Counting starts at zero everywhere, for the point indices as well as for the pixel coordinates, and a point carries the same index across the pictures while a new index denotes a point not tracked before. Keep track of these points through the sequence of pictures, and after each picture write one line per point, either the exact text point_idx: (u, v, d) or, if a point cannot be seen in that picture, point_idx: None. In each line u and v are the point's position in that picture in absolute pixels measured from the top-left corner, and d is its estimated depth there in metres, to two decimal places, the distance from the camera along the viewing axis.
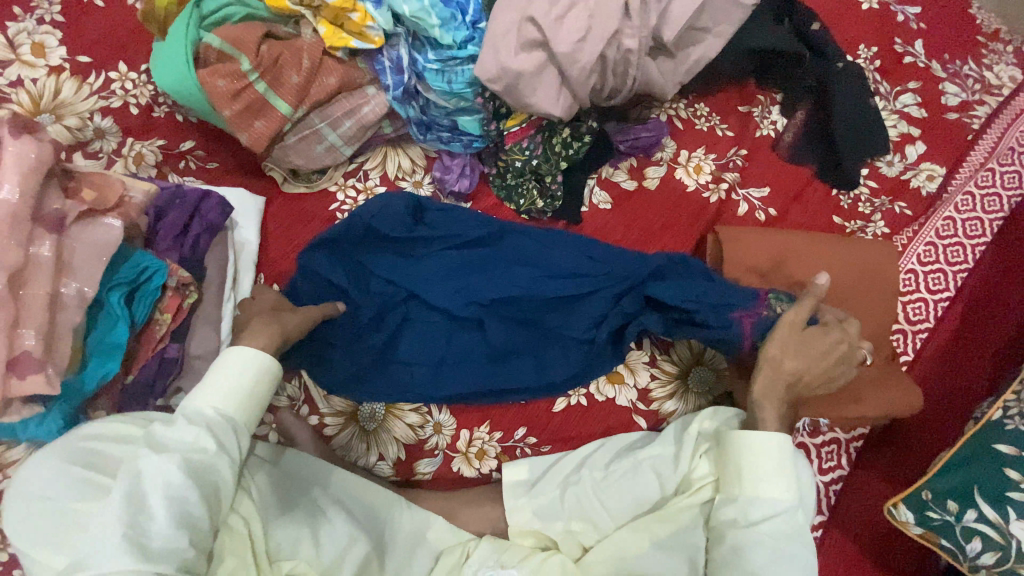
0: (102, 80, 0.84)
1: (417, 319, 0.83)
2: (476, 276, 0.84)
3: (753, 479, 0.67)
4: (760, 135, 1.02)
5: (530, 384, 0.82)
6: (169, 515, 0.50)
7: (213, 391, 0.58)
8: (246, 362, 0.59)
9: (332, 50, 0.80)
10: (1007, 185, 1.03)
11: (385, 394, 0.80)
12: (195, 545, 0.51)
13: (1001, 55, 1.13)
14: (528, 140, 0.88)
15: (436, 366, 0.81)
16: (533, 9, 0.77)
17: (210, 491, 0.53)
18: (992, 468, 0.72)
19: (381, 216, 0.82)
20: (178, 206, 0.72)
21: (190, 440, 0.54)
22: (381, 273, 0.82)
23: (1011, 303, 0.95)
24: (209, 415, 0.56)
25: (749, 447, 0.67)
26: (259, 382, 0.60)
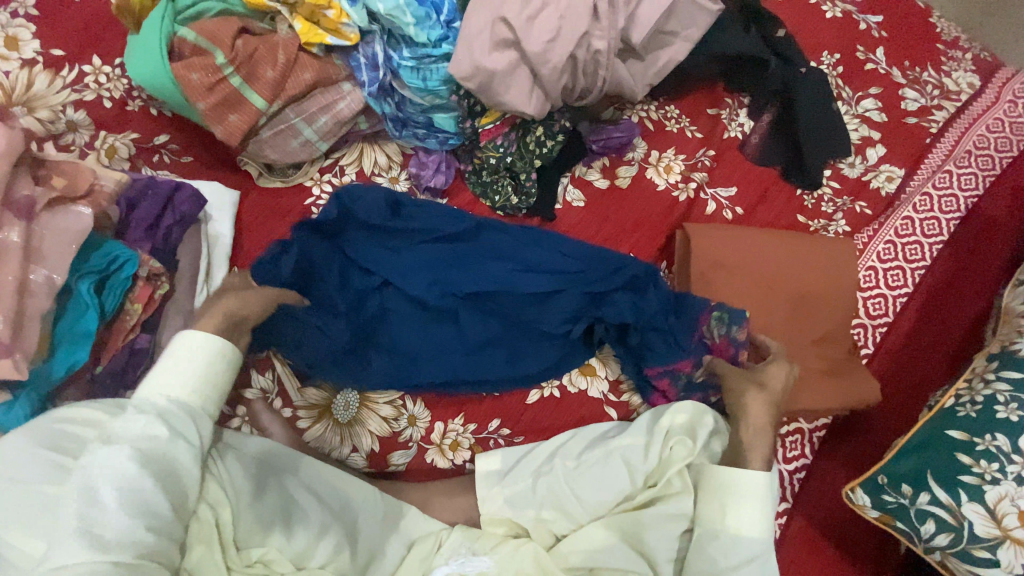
0: (75, 73, 0.84)
1: (395, 310, 0.84)
2: (454, 268, 0.85)
3: (734, 516, 0.68)
4: (728, 137, 1.06)
5: (504, 376, 0.83)
6: (124, 504, 0.51)
7: (167, 379, 0.59)
8: (197, 347, 0.61)
9: (308, 45, 0.82)
10: (963, 186, 1.08)
11: (360, 381, 0.80)
12: (156, 532, 0.53)
13: (959, 62, 1.19)
14: (503, 138, 0.90)
15: (414, 356, 0.82)
16: (505, 9, 0.79)
17: (165, 479, 0.55)
18: (945, 453, 0.75)
19: (364, 206, 0.83)
20: (150, 196, 0.72)
21: (141, 428, 0.55)
22: (364, 262, 0.83)
23: (964, 297, 1.01)
24: (162, 404, 0.58)
25: (730, 489, 0.69)
26: (215, 368, 0.61)
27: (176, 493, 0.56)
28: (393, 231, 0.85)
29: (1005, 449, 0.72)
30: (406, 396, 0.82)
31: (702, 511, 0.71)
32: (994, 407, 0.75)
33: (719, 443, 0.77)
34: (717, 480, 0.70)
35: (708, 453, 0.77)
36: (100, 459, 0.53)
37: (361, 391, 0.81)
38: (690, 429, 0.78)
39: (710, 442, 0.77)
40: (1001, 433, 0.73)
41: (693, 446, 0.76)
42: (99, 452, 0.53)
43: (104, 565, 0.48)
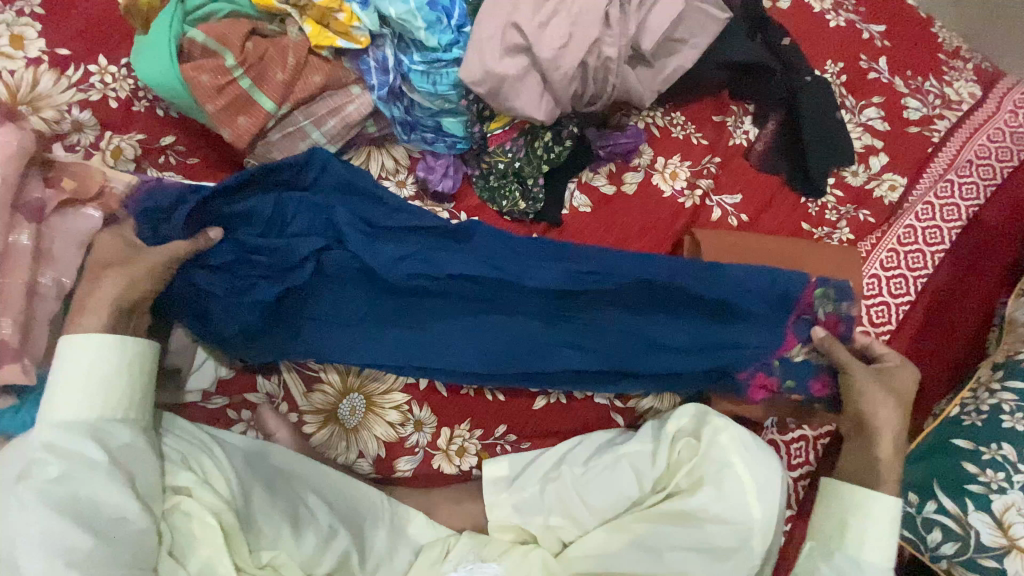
0: (81, 73, 0.83)
1: (338, 276, 0.76)
2: (433, 253, 0.76)
3: (856, 533, 0.73)
4: (732, 144, 1.06)
5: (459, 366, 0.77)
6: (37, 544, 0.51)
7: (56, 405, 0.57)
8: (77, 361, 0.58)
9: (318, 48, 0.81)
10: (964, 195, 1.08)
11: (298, 349, 0.75)
12: (84, 561, 0.52)
13: (960, 72, 1.20)
14: (511, 143, 0.91)
15: (355, 326, 0.76)
16: (516, 15, 0.79)
17: (71, 509, 0.53)
18: (952, 462, 0.75)
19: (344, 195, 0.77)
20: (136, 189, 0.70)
21: (34, 467, 0.54)
22: (313, 233, 0.75)
23: (966, 305, 1.02)
24: (56, 432, 0.56)
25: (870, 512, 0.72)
26: (95, 376, 0.58)
27: (94, 517, 0.54)
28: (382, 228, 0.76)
29: (1011, 459, 0.73)
30: (411, 401, 0.80)
31: (824, 527, 0.75)
32: (999, 417, 0.76)
33: (729, 437, 0.75)
34: (846, 498, 0.74)
35: (716, 451, 0.74)
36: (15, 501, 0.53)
37: (366, 395, 0.80)
38: (695, 429, 0.77)
39: (715, 438, 0.75)
40: (1006, 442, 0.74)
41: (698, 446, 0.75)
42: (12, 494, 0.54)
43: None
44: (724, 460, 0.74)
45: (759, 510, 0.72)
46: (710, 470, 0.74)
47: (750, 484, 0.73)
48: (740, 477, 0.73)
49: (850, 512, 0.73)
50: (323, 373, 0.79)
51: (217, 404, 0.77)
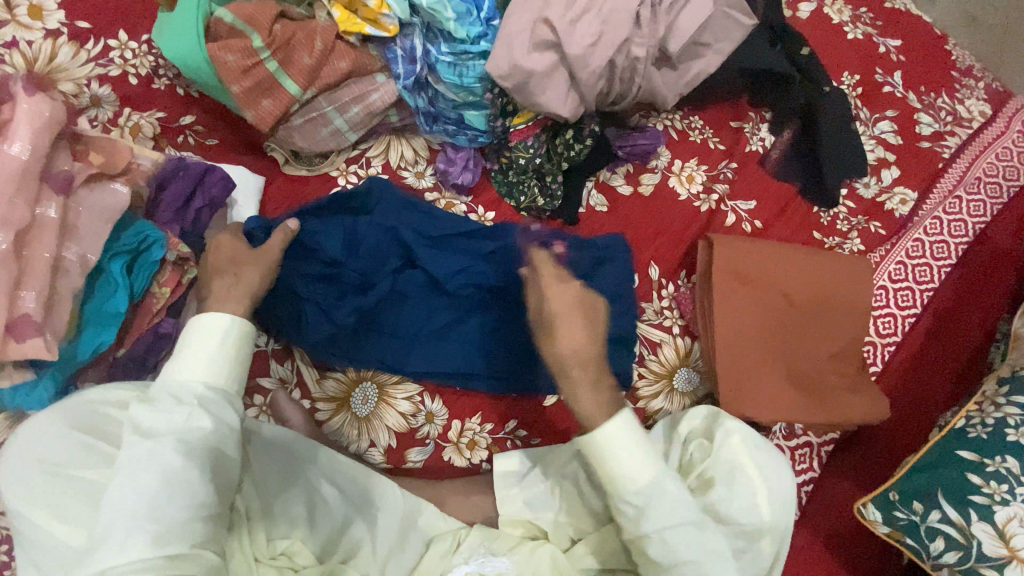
0: (101, 47, 0.82)
1: (405, 292, 0.81)
2: (485, 261, 0.83)
3: (621, 477, 0.66)
4: (749, 150, 1.07)
5: (502, 375, 0.82)
6: (172, 500, 0.50)
7: (186, 364, 0.55)
8: (215, 329, 0.57)
9: (345, 34, 0.80)
10: (971, 212, 1.10)
11: (361, 357, 0.79)
12: (206, 521, 0.53)
13: (971, 90, 1.21)
14: (533, 139, 0.91)
15: (410, 341, 0.81)
16: (547, 11, 0.79)
17: (206, 466, 0.53)
18: (956, 472, 0.76)
19: (389, 211, 0.82)
20: (162, 167, 0.69)
21: (182, 420, 0.53)
22: (382, 253, 0.81)
23: (971, 319, 1.04)
24: (201, 390, 0.55)
25: (613, 446, 0.66)
26: (242, 348, 0.58)
27: (220, 478, 0.55)
28: (440, 238, 0.83)
29: (1014, 472, 0.74)
30: (424, 392, 0.81)
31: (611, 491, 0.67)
32: (1004, 430, 0.77)
33: (741, 439, 0.75)
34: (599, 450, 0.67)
35: (728, 452, 0.75)
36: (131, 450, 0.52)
37: (380, 385, 0.81)
38: (708, 430, 0.78)
39: (728, 440, 0.75)
40: (1010, 455, 0.75)
41: (710, 447, 0.76)
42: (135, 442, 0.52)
43: (158, 558, 0.48)
44: (737, 461, 0.74)
45: (768, 510, 0.72)
46: (725, 471, 0.73)
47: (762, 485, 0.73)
48: (751, 478, 0.73)
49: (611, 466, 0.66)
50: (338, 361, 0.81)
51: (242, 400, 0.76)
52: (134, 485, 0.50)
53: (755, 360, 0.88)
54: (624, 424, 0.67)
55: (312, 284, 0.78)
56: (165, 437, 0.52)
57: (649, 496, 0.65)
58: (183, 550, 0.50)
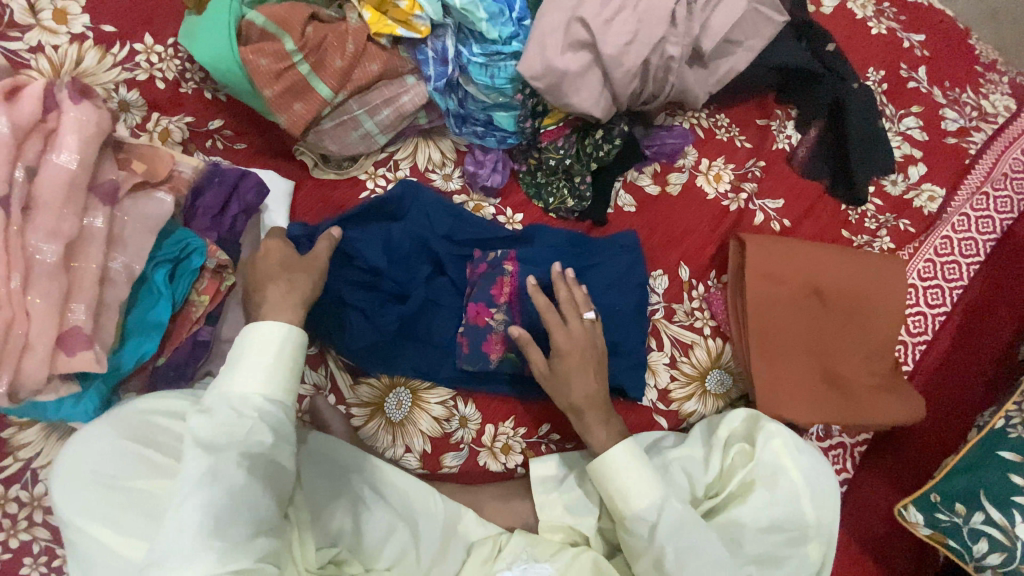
0: (127, 51, 0.81)
1: (441, 301, 0.82)
2: (522, 266, 0.82)
3: (625, 500, 0.70)
4: (776, 148, 1.06)
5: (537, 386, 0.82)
6: (236, 515, 0.51)
7: (239, 376, 0.55)
8: (268, 339, 0.57)
9: (377, 36, 0.79)
10: (999, 208, 1.09)
11: (397, 364, 0.79)
12: (267, 535, 0.53)
13: (996, 85, 1.20)
14: (563, 139, 0.90)
15: (445, 347, 0.81)
16: (582, 10, 0.77)
17: (264, 479, 0.54)
18: (998, 473, 0.75)
19: (423, 213, 0.83)
20: (203, 175, 0.68)
21: (243, 432, 0.53)
22: (415, 260, 0.82)
23: (1000, 317, 1.03)
24: (259, 403, 0.55)
25: (621, 468, 0.71)
26: (296, 357, 0.58)
27: (278, 487, 0.55)
28: (473, 244, 0.85)
29: None
30: (456, 396, 0.80)
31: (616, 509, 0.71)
32: None
33: (781, 442, 0.74)
34: (602, 469, 0.72)
35: (768, 455, 0.74)
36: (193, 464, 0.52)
37: (413, 391, 0.80)
38: (747, 434, 0.77)
39: (768, 443, 0.74)
40: None
41: (751, 451, 0.75)
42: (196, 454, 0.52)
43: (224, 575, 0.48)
44: (777, 466, 0.73)
45: (810, 514, 0.72)
46: (763, 476, 0.73)
47: (803, 488, 0.73)
48: (793, 482, 0.73)
49: (614, 484, 0.71)
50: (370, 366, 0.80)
51: None
52: (199, 498, 0.50)
53: (784, 361, 0.87)
54: (630, 449, 0.72)
55: (354, 289, 0.79)
56: (228, 451, 0.52)
57: (656, 511, 0.68)
58: (248, 564, 0.50)
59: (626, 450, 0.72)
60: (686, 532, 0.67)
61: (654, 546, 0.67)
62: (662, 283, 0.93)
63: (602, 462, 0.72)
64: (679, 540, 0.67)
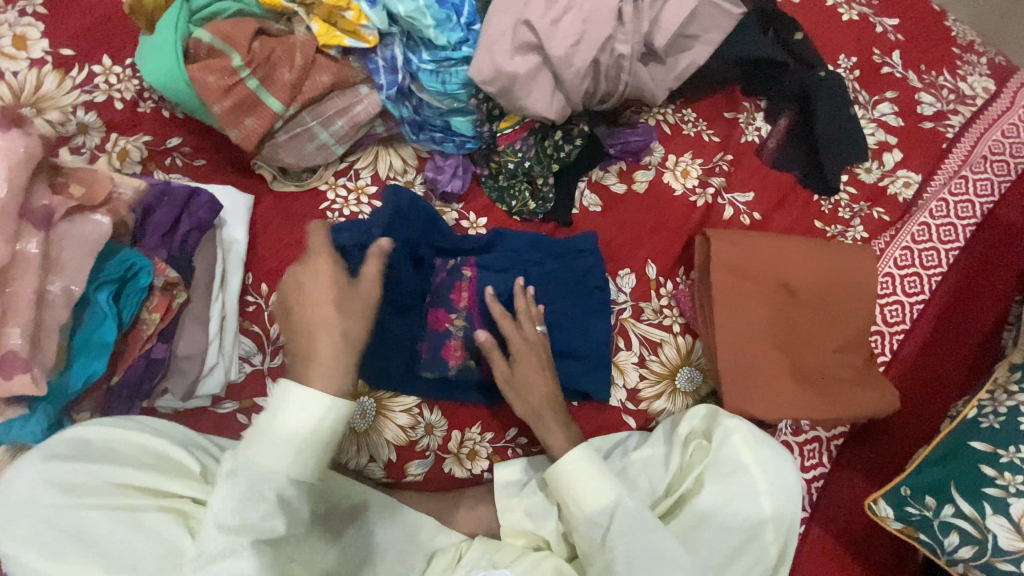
0: (85, 73, 0.83)
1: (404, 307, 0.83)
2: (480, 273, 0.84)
3: (576, 503, 0.70)
4: (745, 141, 1.04)
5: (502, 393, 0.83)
6: None
7: (269, 448, 0.54)
8: (309, 409, 0.55)
9: (326, 48, 0.80)
10: (979, 191, 1.07)
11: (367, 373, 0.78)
12: None
13: (975, 66, 1.18)
14: (521, 142, 0.90)
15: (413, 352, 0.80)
16: (527, 12, 0.77)
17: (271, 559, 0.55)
18: (968, 463, 0.74)
19: (401, 215, 0.82)
20: (144, 193, 0.71)
21: (259, 518, 0.53)
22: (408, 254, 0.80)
23: (983, 301, 1.00)
24: (285, 486, 0.54)
25: (575, 470, 0.70)
26: (333, 434, 0.57)
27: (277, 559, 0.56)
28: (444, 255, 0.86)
29: None
30: (421, 403, 0.81)
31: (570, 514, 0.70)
32: (1017, 419, 0.75)
33: (740, 439, 0.74)
34: (558, 473, 0.71)
35: (728, 452, 0.74)
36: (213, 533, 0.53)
37: (376, 399, 0.80)
38: (706, 431, 0.77)
39: (727, 440, 0.74)
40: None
41: (709, 447, 0.75)
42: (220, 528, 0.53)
43: None
44: (737, 462, 0.73)
45: (771, 514, 0.72)
46: (721, 473, 0.73)
47: (764, 487, 0.72)
48: (752, 477, 0.73)
49: (571, 490, 0.70)
50: None
51: (228, 409, 0.76)
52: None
53: (753, 357, 0.86)
54: (585, 453, 0.71)
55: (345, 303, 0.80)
56: (245, 540, 0.53)
57: (611, 515, 0.67)
58: None
59: (582, 453, 0.71)
60: (653, 542, 0.65)
61: (606, 549, 0.66)
62: (629, 282, 0.93)
63: (558, 467, 0.71)
64: (632, 538, 0.66)
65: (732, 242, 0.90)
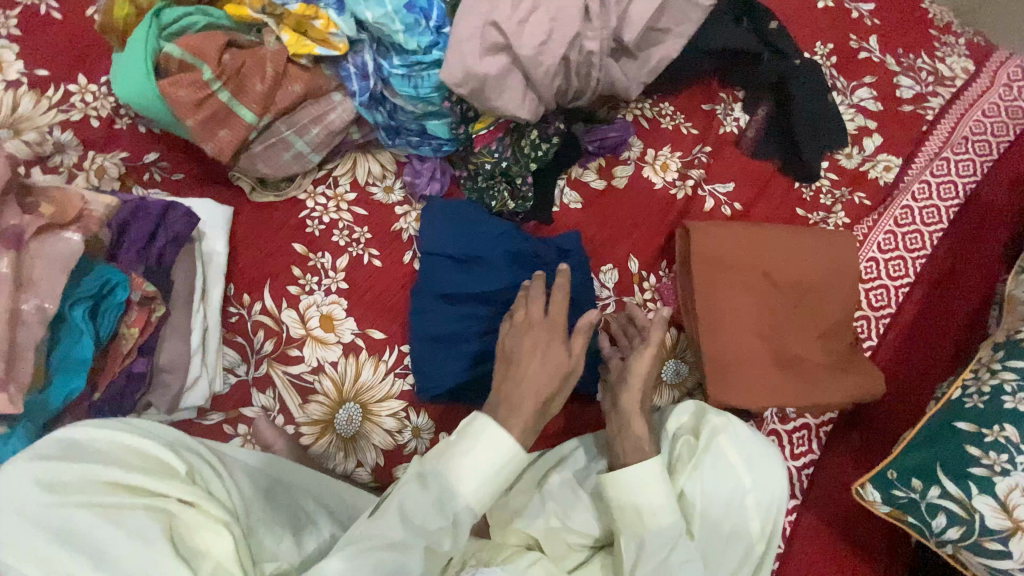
0: (62, 93, 0.84)
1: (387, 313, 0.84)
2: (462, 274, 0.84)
3: (651, 513, 0.68)
4: (723, 132, 1.05)
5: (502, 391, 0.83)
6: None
7: (462, 469, 0.58)
8: (504, 446, 0.59)
9: (295, 57, 0.81)
10: (961, 172, 1.07)
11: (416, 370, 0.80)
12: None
13: (952, 48, 1.18)
14: (497, 143, 0.89)
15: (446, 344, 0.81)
16: (494, 13, 0.77)
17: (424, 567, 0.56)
18: (954, 444, 0.74)
19: (439, 224, 0.85)
20: (116, 211, 0.71)
21: (435, 526, 0.56)
22: (486, 254, 0.84)
23: (968, 282, 1.00)
24: (462, 509, 0.58)
25: (641, 482, 0.68)
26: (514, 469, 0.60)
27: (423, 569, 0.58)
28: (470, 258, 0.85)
29: (1013, 440, 0.72)
30: (409, 407, 0.81)
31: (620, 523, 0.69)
32: (1001, 397, 0.74)
33: (727, 439, 0.74)
34: (616, 484, 0.69)
35: (715, 451, 0.73)
36: (384, 534, 0.55)
37: (362, 404, 0.81)
38: (694, 428, 0.77)
39: (714, 439, 0.74)
40: (1009, 423, 0.73)
41: (696, 446, 0.74)
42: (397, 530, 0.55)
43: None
44: (723, 461, 0.73)
45: (756, 512, 0.72)
46: (708, 473, 0.73)
47: (749, 486, 0.72)
48: (738, 474, 0.73)
49: (629, 500, 0.68)
50: (318, 383, 0.80)
51: (214, 420, 0.77)
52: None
53: (739, 347, 0.86)
54: (653, 466, 0.69)
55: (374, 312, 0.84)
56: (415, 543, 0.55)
57: (671, 530, 0.67)
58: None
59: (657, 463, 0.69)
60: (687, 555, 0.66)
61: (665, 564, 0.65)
62: (612, 277, 0.93)
63: (618, 477, 0.69)
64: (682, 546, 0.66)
65: (716, 233, 0.90)
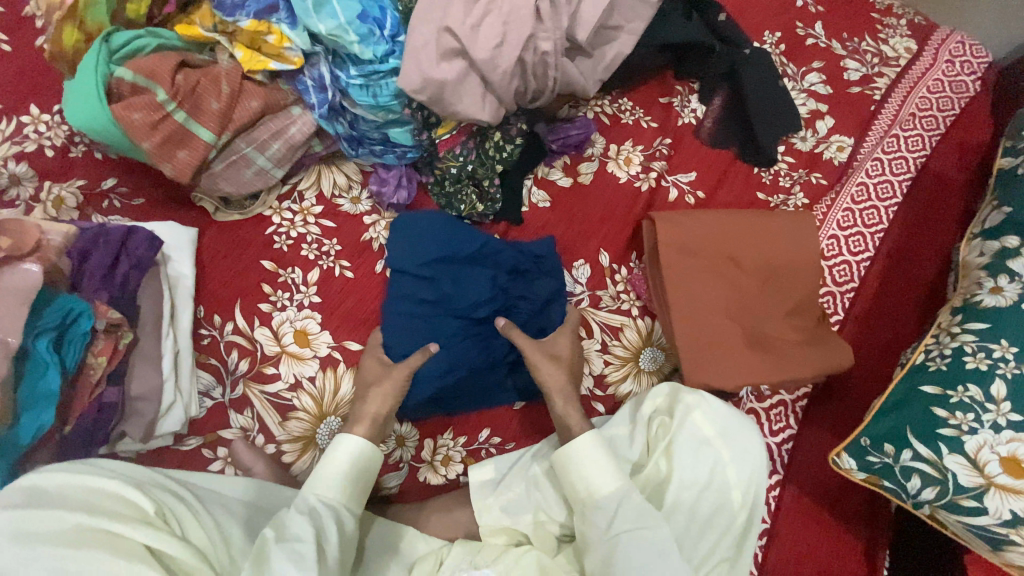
0: (15, 125, 0.82)
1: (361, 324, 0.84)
2: (447, 281, 0.84)
3: (589, 489, 0.71)
4: (682, 123, 1.07)
5: (482, 394, 0.84)
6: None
7: (320, 486, 0.67)
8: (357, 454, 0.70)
9: (252, 73, 0.81)
10: (910, 148, 1.11)
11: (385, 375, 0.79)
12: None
13: (894, 29, 1.22)
14: (461, 146, 0.90)
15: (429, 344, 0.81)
16: (448, 19, 0.78)
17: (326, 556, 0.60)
18: (921, 408, 0.77)
19: (415, 234, 0.85)
20: (75, 239, 0.71)
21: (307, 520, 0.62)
22: (456, 257, 0.85)
23: (923, 256, 1.04)
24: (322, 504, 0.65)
25: (589, 459, 0.71)
26: (365, 467, 0.70)
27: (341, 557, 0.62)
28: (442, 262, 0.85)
29: (977, 399, 0.74)
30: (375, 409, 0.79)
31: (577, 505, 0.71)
32: (961, 359, 0.78)
33: (700, 414, 0.77)
34: (562, 461, 0.72)
35: (689, 429, 0.76)
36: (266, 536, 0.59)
37: (344, 417, 0.80)
38: (669, 408, 0.79)
39: (688, 416, 0.76)
40: (972, 384, 0.76)
41: (671, 424, 0.77)
42: (278, 550, 0.57)
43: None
44: (700, 438, 0.75)
45: (737, 485, 0.74)
46: (685, 451, 0.75)
47: (728, 459, 0.75)
48: (717, 451, 0.75)
49: (569, 478, 0.72)
50: (297, 400, 0.79)
51: (192, 445, 0.76)
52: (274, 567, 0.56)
53: (710, 334, 0.88)
54: (592, 441, 0.72)
55: (337, 325, 0.83)
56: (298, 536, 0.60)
57: (620, 501, 0.69)
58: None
59: (591, 438, 0.73)
60: (645, 535, 0.65)
61: (610, 536, 0.66)
62: (584, 272, 0.94)
63: (569, 455, 0.72)
64: (630, 523, 0.67)
65: (679, 223, 0.92)
